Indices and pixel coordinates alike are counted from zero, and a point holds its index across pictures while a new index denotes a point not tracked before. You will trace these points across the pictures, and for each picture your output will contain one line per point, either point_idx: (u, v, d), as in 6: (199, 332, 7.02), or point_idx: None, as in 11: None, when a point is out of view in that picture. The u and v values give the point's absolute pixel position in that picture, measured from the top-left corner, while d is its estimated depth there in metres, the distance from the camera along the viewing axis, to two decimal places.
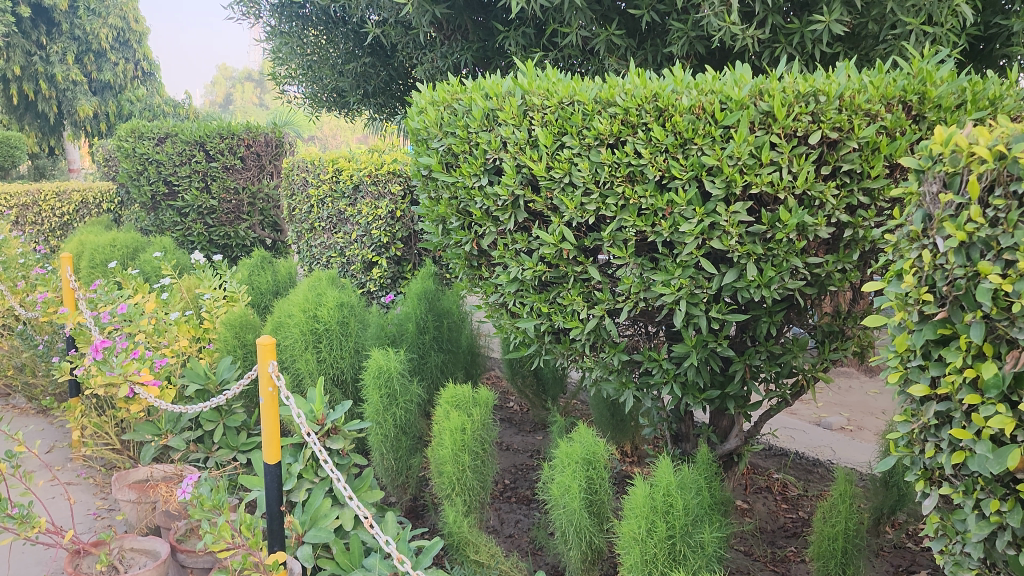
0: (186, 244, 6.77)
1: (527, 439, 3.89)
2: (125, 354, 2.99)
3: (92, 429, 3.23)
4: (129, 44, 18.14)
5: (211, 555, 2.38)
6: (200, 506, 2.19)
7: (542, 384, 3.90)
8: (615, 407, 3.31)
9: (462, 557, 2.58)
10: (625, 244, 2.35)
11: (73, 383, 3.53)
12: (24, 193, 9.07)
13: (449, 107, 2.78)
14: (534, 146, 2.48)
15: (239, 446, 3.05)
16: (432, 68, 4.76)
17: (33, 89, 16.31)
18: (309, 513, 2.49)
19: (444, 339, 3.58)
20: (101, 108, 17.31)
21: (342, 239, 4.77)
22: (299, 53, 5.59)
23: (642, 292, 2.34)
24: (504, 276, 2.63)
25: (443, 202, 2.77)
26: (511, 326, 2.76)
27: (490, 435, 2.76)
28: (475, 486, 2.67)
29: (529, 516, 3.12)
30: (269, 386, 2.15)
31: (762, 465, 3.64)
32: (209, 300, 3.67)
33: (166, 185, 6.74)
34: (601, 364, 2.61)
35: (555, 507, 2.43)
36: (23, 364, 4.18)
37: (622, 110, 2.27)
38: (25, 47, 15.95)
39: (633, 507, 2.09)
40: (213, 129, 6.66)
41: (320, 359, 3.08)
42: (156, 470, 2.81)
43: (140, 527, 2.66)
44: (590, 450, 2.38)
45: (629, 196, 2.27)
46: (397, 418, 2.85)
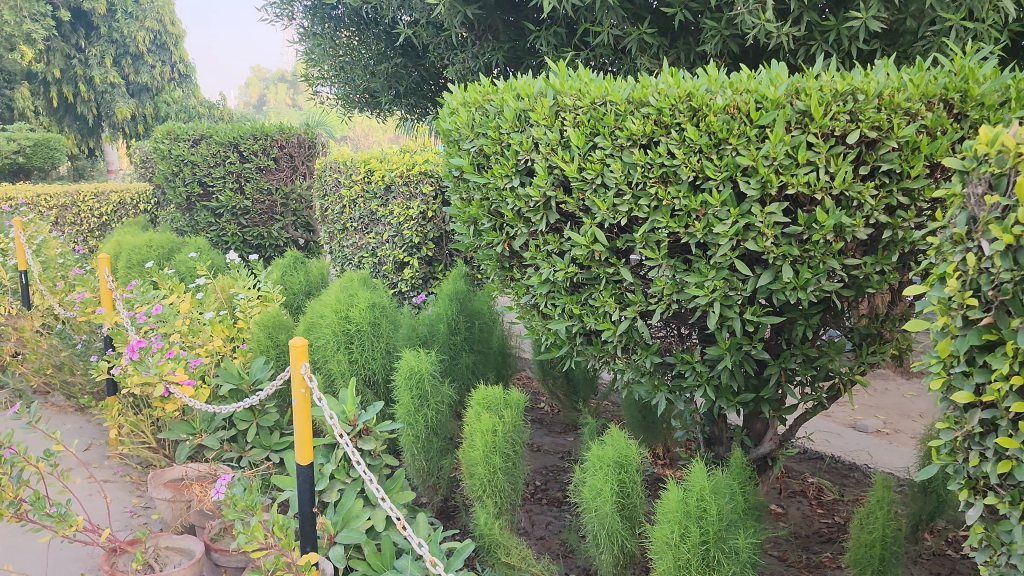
0: (221, 244, 6.84)
1: (558, 441, 3.88)
2: (161, 354, 3.03)
3: (128, 428, 3.27)
4: (165, 46, 18.36)
5: (244, 554, 2.40)
6: (234, 506, 2.20)
7: (573, 385, 3.88)
8: (647, 409, 3.28)
9: (493, 559, 2.57)
10: (657, 245, 2.33)
11: (110, 382, 3.57)
12: (63, 194, 9.23)
13: (481, 108, 2.77)
14: (566, 147, 2.46)
15: (272, 445, 3.07)
16: (463, 68, 4.77)
17: (72, 92, 16.67)
18: (341, 513, 2.50)
19: (475, 340, 3.60)
20: (138, 111, 17.66)
21: (374, 240, 4.80)
22: (332, 54, 5.62)
23: (675, 294, 2.33)
24: (535, 278, 2.61)
25: (475, 203, 2.76)
26: (542, 328, 2.74)
27: (521, 437, 2.74)
28: (506, 488, 2.67)
29: (560, 519, 3.11)
30: (302, 388, 2.16)
31: (796, 469, 3.60)
32: (243, 300, 3.72)
33: (201, 186, 6.81)
34: (633, 366, 2.59)
35: (588, 511, 2.42)
36: (62, 363, 4.24)
37: (655, 110, 2.25)
38: (64, 50, 16.31)
39: (667, 512, 2.08)
40: (247, 131, 6.73)
41: (352, 360, 3.09)
42: (191, 469, 2.84)
43: (175, 526, 2.69)
44: (622, 454, 2.36)
45: (663, 197, 2.25)
46: (428, 419, 2.85)
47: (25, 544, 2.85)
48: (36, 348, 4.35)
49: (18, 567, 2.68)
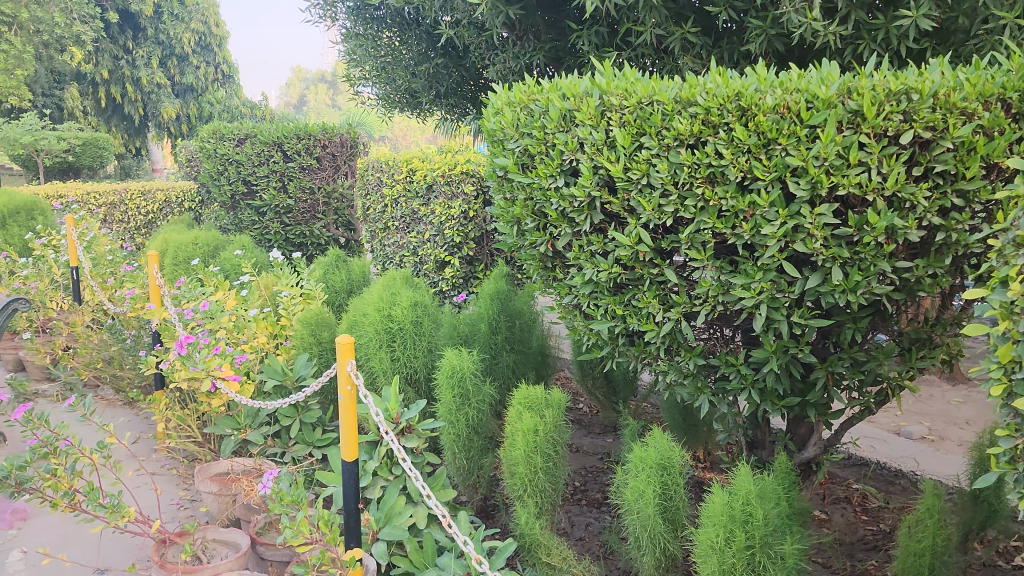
0: (264, 242, 6.93)
1: (597, 442, 3.86)
2: (208, 350, 3.08)
3: (175, 422, 3.32)
4: (211, 47, 18.62)
5: (289, 548, 2.44)
6: (280, 500, 2.23)
7: (613, 386, 3.87)
8: (688, 411, 3.25)
9: (534, 559, 2.57)
10: (703, 246, 2.31)
11: (158, 377, 3.64)
12: (111, 192, 9.43)
13: (526, 108, 2.77)
14: (611, 146, 2.45)
15: (314, 442, 3.10)
16: (504, 69, 4.78)
17: (120, 92, 17.03)
18: (384, 510, 2.52)
19: (515, 340, 3.61)
20: (183, 111, 17.98)
21: (415, 239, 4.83)
22: (373, 55, 5.68)
23: (721, 295, 2.31)
24: (579, 278, 2.61)
25: (519, 203, 2.76)
26: (583, 328, 2.73)
27: (562, 437, 2.73)
28: (547, 488, 2.66)
29: (600, 520, 3.10)
30: (348, 384, 2.18)
31: (840, 475, 3.54)
32: (286, 298, 3.75)
33: (245, 185, 6.92)
34: (676, 368, 2.58)
35: (629, 513, 2.41)
36: (111, 357, 4.34)
37: (703, 109, 2.23)
38: (112, 52, 16.70)
39: (711, 516, 2.06)
40: (291, 130, 6.81)
41: (394, 358, 3.11)
42: (236, 463, 2.88)
43: (221, 519, 2.74)
44: (664, 455, 2.34)
45: (710, 198, 2.23)
46: (469, 418, 2.85)
47: (78, 535, 2.93)
48: (87, 342, 4.45)
49: (71, 557, 2.76)
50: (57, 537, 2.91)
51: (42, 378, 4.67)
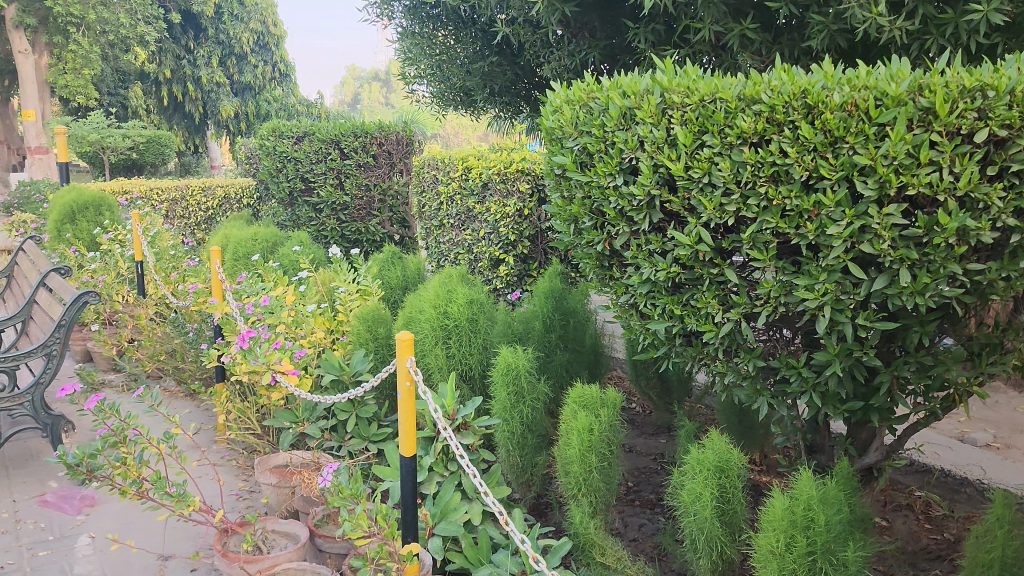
0: (321, 238, 7.04)
1: (650, 442, 3.83)
2: (268, 344, 3.14)
3: (236, 414, 3.39)
4: (268, 46, 18.79)
5: (347, 541, 2.48)
6: (339, 494, 2.26)
7: (666, 386, 3.84)
8: (745, 413, 3.19)
9: (588, 558, 2.56)
10: (766, 246, 2.28)
11: (219, 369, 3.72)
12: (173, 188, 9.69)
13: (586, 106, 2.75)
14: (672, 145, 2.43)
15: (370, 436, 3.13)
16: (559, 67, 4.75)
17: (181, 91, 17.49)
18: (439, 505, 2.54)
19: (569, 338, 3.60)
20: (241, 109, 18.32)
21: (470, 236, 4.86)
22: (429, 53, 5.71)
23: (783, 296, 2.27)
24: (636, 277, 2.59)
25: (577, 202, 2.75)
26: (640, 327, 2.71)
27: (617, 437, 2.72)
28: (602, 488, 2.65)
29: (654, 521, 3.08)
30: (407, 380, 2.20)
31: (902, 481, 3.45)
32: (343, 293, 3.79)
33: (303, 181, 7.04)
34: (734, 369, 2.54)
35: (686, 515, 2.38)
36: (174, 349, 4.45)
37: (767, 107, 2.20)
38: (175, 52, 17.19)
39: (771, 521, 2.03)
40: (348, 128, 6.88)
41: (449, 355, 3.13)
42: (295, 455, 2.93)
43: (281, 510, 2.79)
44: (722, 458, 2.31)
45: (773, 197, 2.19)
46: (524, 415, 2.85)
47: (143, 522, 3.02)
48: (151, 335, 4.58)
49: (138, 544, 2.85)
50: (124, 524, 3.01)
51: (108, 368, 4.81)
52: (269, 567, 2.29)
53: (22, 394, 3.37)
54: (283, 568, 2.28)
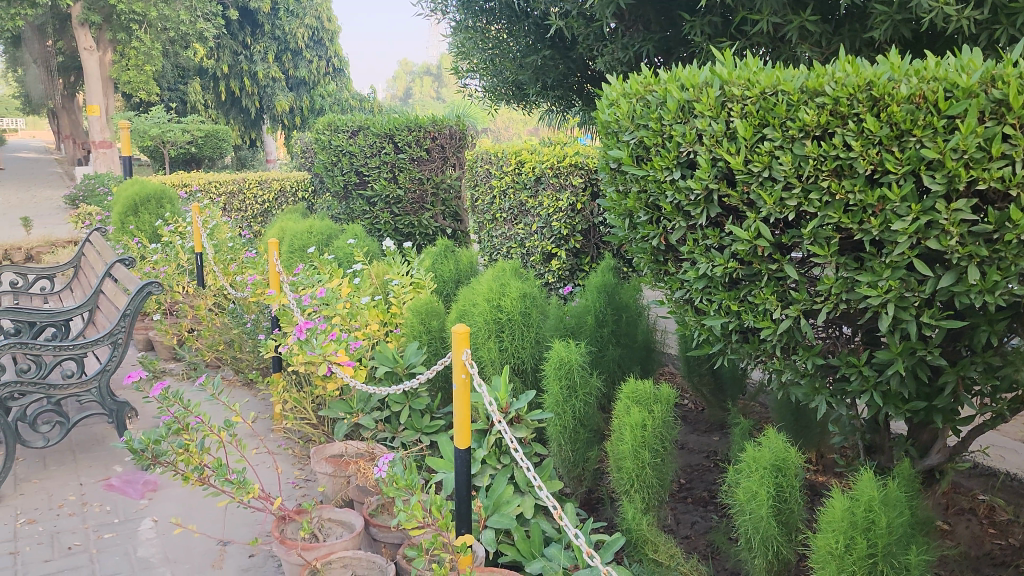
0: (374, 232, 7.11)
1: (703, 439, 3.79)
2: (324, 336, 3.18)
3: (292, 404, 3.45)
4: (323, 42, 18.90)
5: (401, 531, 2.52)
6: (395, 484, 2.29)
7: (720, 383, 3.80)
8: (801, 412, 3.13)
9: (640, 555, 2.55)
10: (827, 242, 2.23)
11: (276, 359, 3.78)
12: (231, 181, 9.93)
13: (643, 99, 2.73)
14: (731, 139, 2.40)
15: (423, 428, 3.15)
16: (612, 60, 4.69)
17: (238, 86, 18.00)
18: (492, 498, 2.55)
19: (622, 333, 3.59)
20: (296, 103, 18.58)
21: (523, 230, 4.87)
22: (482, 47, 5.71)
23: (845, 293, 2.22)
24: (692, 272, 2.56)
25: (632, 196, 2.73)
26: (695, 323, 2.67)
27: (670, 434, 2.69)
28: (655, 485, 2.63)
29: (707, 519, 3.05)
30: (462, 373, 2.22)
31: (965, 484, 3.36)
32: (397, 286, 3.82)
33: (357, 175, 7.15)
34: (792, 367, 2.50)
35: (741, 514, 2.35)
36: (232, 340, 4.54)
37: (831, 99, 2.15)
38: (233, 48, 17.64)
39: (829, 521, 2.00)
40: (402, 122, 6.94)
41: (502, 348, 3.14)
42: (350, 445, 2.97)
43: (336, 499, 2.84)
44: (779, 457, 2.28)
45: (836, 192, 2.15)
46: (576, 410, 2.85)
47: (203, 508, 3.10)
48: (210, 325, 4.68)
49: (199, 529, 2.93)
50: (185, 509, 3.09)
51: (169, 357, 4.94)
52: (325, 554, 2.35)
53: (89, 380, 3.47)
54: (338, 556, 2.34)
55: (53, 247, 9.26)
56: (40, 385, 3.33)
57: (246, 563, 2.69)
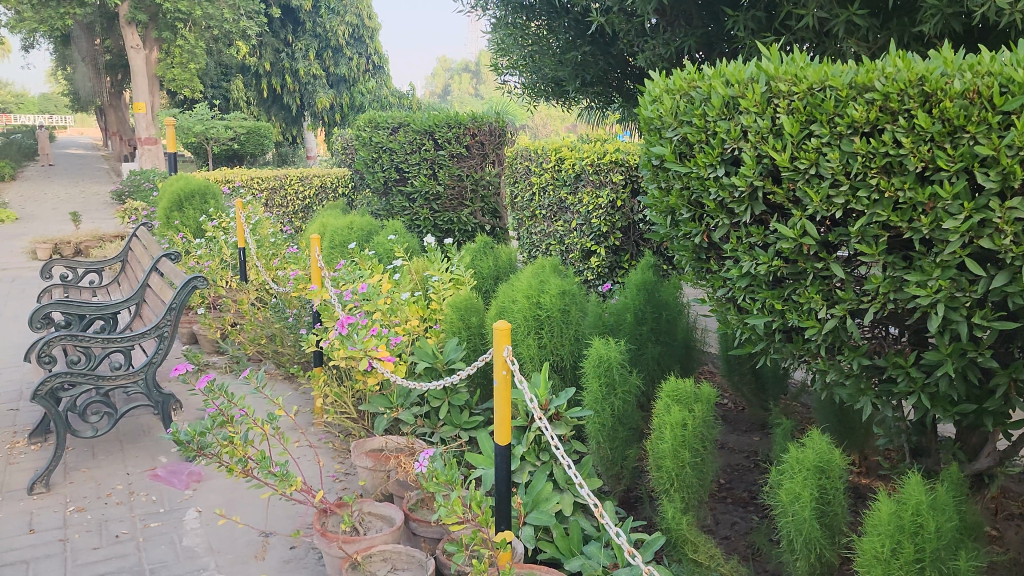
0: (414, 228, 7.16)
1: (743, 439, 3.75)
2: (365, 331, 3.21)
3: (333, 398, 3.49)
4: (363, 40, 19.04)
5: (440, 526, 2.53)
6: (435, 479, 2.29)
7: (761, 383, 3.75)
8: (845, 412, 3.08)
9: (680, 555, 2.53)
10: (875, 241, 2.19)
11: (317, 354, 3.82)
12: (273, 177, 10.06)
13: (686, 95, 2.70)
14: (777, 135, 2.37)
15: (462, 424, 3.16)
16: (653, 56, 4.63)
17: (280, 84, 18.23)
18: (531, 495, 2.55)
19: (662, 331, 3.56)
20: (337, 100, 18.73)
21: (562, 227, 4.87)
22: (522, 44, 5.70)
23: (893, 293, 2.18)
24: (735, 270, 2.53)
25: (674, 193, 2.70)
26: (737, 322, 2.64)
27: (711, 433, 2.67)
28: (695, 484, 2.61)
29: (747, 520, 3.02)
30: (503, 369, 2.22)
31: (1015, 489, 3.27)
32: (436, 282, 3.83)
33: (397, 172, 7.20)
34: (836, 368, 2.45)
35: (783, 515, 2.32)
36: (274, 334, 4.60)
37: (880, 95, 2.11)
38: (275, 45, 17.96)
39: (876, 525, 1.96)
40: (442, 119, 6.97)
41: (541, 345, 3.14)
42: (390, 440, 2.99)
43: (377, 493, 2.86)
44: (823, 458, 2.25)
45: (885, 189, 2.10)
46: (616, 408, 2.83)
47: (246, 499, 3.14)
48: (253, 319, 4.75)
49: (242, 520, 2.97)
50: (228, 500, 3.14)
51: (212, 350, 5.02)
52: (366, 547, 2.38)
53: (136, 372, 3.54)
54: (379, 549, 2.36)
55: (100, 241, 9.47)
56: (89, 377, 3.40)
57: (287, 555, 2.73)
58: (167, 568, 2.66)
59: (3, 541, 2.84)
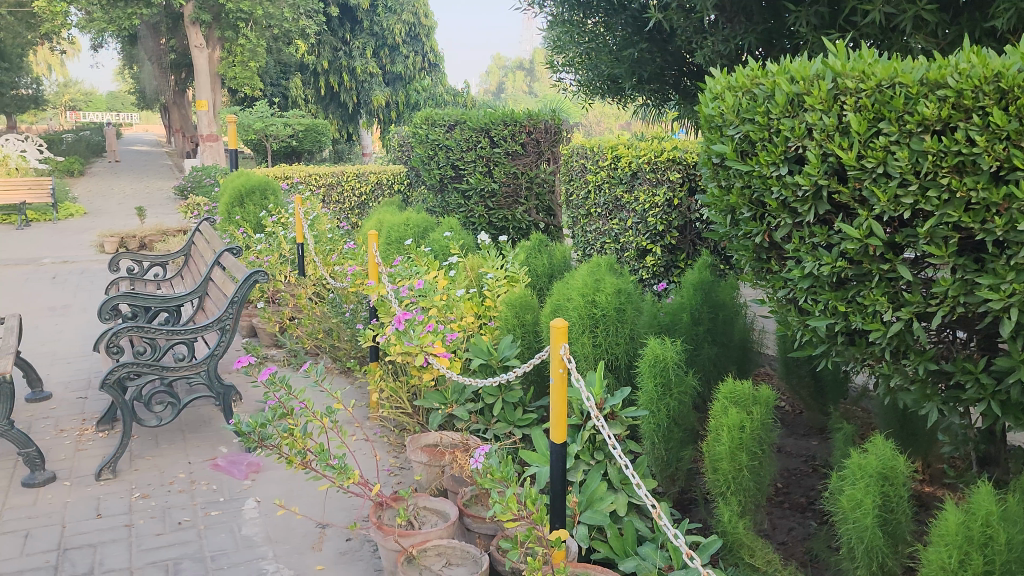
0: (469, 225, 7.19)
1: (801, 443, 3.68)
2: (422, 327, 3.23)
3: (388, 393, 3.53)
4: (418, 37, 18.85)
5: (495, 522, 2.54)
6: (490, 476, 2.30)
7: (820, 386, 3.68)
8: (908, 418, 2.99)
9: (735, 559, 2.49)
10: (945, 242, 2.13)
11: (373, 349, 3.87)
12: (330, 174, 10.22)
13: (749, 92, 2.65)
14: (844, 133, 2.31)
15: (516, 421, 3.16)
16: (712, 53, 4.58)
17: (337, 82, 18.50)
18: (586, 494, 2.55)
19: (718, 332, 3.52)
20: (392, 98, 18.85)
21: (617, 225, 4.83)
22: (578, 41, 5.67)
23: (963, 296, 2.12)
24: (796, 271, 2.48)
25: (735, 192, 2.66)
26: (797, 324, 2.58)
27: (769, 436, 2.62)
28: (751, 488, 2.57)
29: (805, 526, 2.96)
30: (560, 367, 2.22)
31: None
32: (491, 279, 3.84)
33: (453, 169, 7.24)
34: (901, 372, 2.39)
35: (843, 522, 2.27)
36: (331, 328, 4.67)
37: (954, 92, 2.05)
38: (333, 44, 18.30)
39: (942, 535, 1.91)
40: (498, 117, 6.98)
41: (596, 344, 3.12)
42: (445, 435, 3.01)
43: (431, 488, 2.89)
44: (886, 465, 2.19)
45: (956, 189, 2.05)
46: (671, 408, 2.80)
47: (304, 491, 3.20)
48: (311, 313, 4.82)
49: (300, 511, 3.03)
50: (286, 491, 3.20)
51: (270, 344, 5.12)
52: (421, 541, 2.40)
53: (198, 363, 3.62)
54: (434, 544, 2.38)
55: (164, 235, 9.72)
56: (154, 367, 3.49)
57: (343, 547, 2.77)
58: (227, 556, 2.72)
59: (72, 524, 2.94)
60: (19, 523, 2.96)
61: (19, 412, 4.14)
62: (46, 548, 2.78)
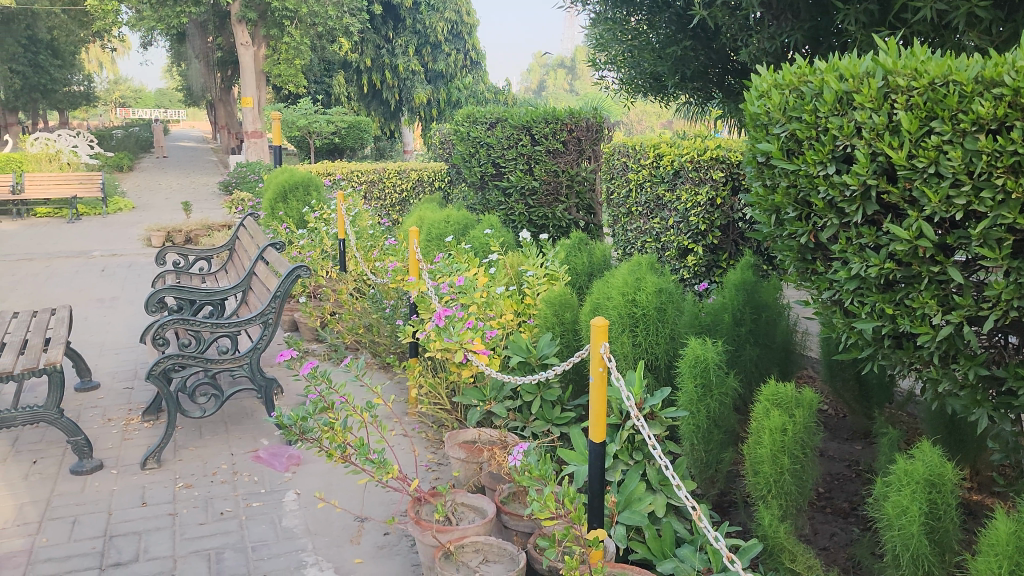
0: (509, 223, 7.19)
1: (844, 447, 3.62)
2: (461, 324, 3.24)
3: (427, 389, 3.55)
4: (461, 36, 18.97)
5: (532, 520, 2.54)
6: (529, 474, 2.29)
7: (865, 391, 3.61)
8: (956, 423, 2.92)
9: (776, 563, 2.46)
10: (998, 245, 2.08)
11: (413, 345, 3.89)
12: (372, 170, 10.31)
13: (796, 90, 2.60)
14: (894, 132, 2.26)
15: (554, 419, 3.15)
16: (757, 51, 4.53)
17: (380, 79, 18.62)
18: (624, 494, 2.53)
19: (760, 333, 3.47)
20: (434, 96, 18.73)
21: (659, 224, 4.80)
22: (621, 39, 5.63)
23: (1016, 299, 2.07)
24: (843, 272, 2.43)
25: (780, 191, 2.62)
26: (842, 326, 2.53)
27: (812, 440, 2.57)
28: (793, 492, 2.53)
29: (847, 532, 2.91)
30: (600, 366, 2.21)
31: None
32: (531, 277, 3.84)
33: (494, 166, 7.26)
34: (950, 377, 2.33)
35: (888, 529, 2.22)
36: (371, 324, 4.71)
37: (1010, 90, 2.00)
38: (376, 41, 18.44)
39: (992, 544, 1.86)
40: (540, 115, 6.96)
41: (636, 343, 3.09)
42: (483, 432, 3.02)
43: (469, 484, 2.89)
44: (934, 471, 2.14)
45: (1012, 189, 1.99)
46: (712, 409, 2.77)
47: (343, 484, 3.23)
48: (352, 308, 4.86)
49: (340, 504, 3.06)
50: (326, 484, 3.23)
51: (312, 338, 5.18)
52: (459, 538, 2.40)
53: (241, 356, 3.67)
54: (471, 540, 2.39)
55: (209, 230, 9.85)
56: (199, 359, 3.54)
57: (381, 540, 2.79)
58: (267, 547, 2.76)
59: (118, 511, 3.01)
60: (67, 509, 3.04)
61: (68, 401, 4.24)
62: (93, 534, 2.85)
